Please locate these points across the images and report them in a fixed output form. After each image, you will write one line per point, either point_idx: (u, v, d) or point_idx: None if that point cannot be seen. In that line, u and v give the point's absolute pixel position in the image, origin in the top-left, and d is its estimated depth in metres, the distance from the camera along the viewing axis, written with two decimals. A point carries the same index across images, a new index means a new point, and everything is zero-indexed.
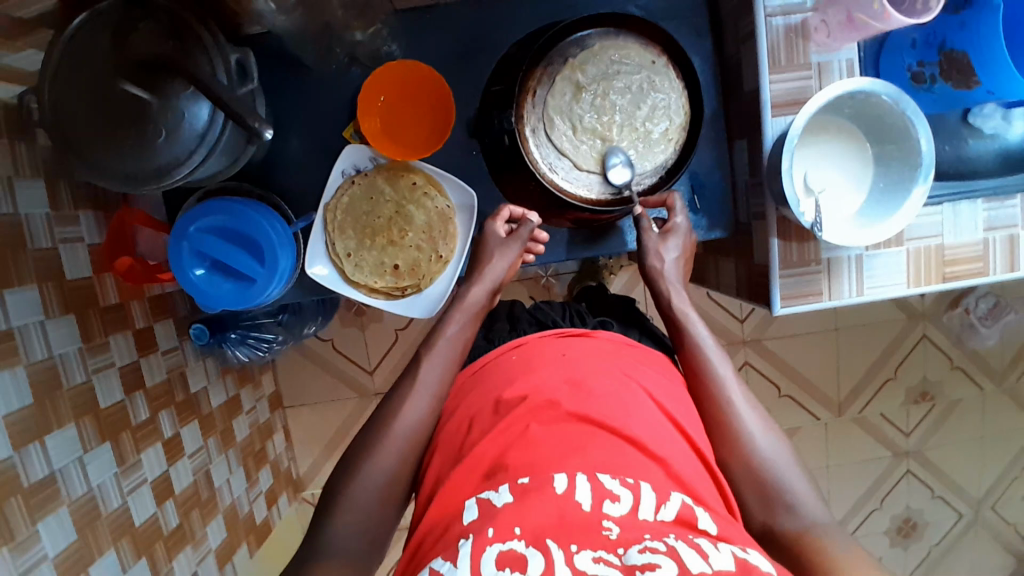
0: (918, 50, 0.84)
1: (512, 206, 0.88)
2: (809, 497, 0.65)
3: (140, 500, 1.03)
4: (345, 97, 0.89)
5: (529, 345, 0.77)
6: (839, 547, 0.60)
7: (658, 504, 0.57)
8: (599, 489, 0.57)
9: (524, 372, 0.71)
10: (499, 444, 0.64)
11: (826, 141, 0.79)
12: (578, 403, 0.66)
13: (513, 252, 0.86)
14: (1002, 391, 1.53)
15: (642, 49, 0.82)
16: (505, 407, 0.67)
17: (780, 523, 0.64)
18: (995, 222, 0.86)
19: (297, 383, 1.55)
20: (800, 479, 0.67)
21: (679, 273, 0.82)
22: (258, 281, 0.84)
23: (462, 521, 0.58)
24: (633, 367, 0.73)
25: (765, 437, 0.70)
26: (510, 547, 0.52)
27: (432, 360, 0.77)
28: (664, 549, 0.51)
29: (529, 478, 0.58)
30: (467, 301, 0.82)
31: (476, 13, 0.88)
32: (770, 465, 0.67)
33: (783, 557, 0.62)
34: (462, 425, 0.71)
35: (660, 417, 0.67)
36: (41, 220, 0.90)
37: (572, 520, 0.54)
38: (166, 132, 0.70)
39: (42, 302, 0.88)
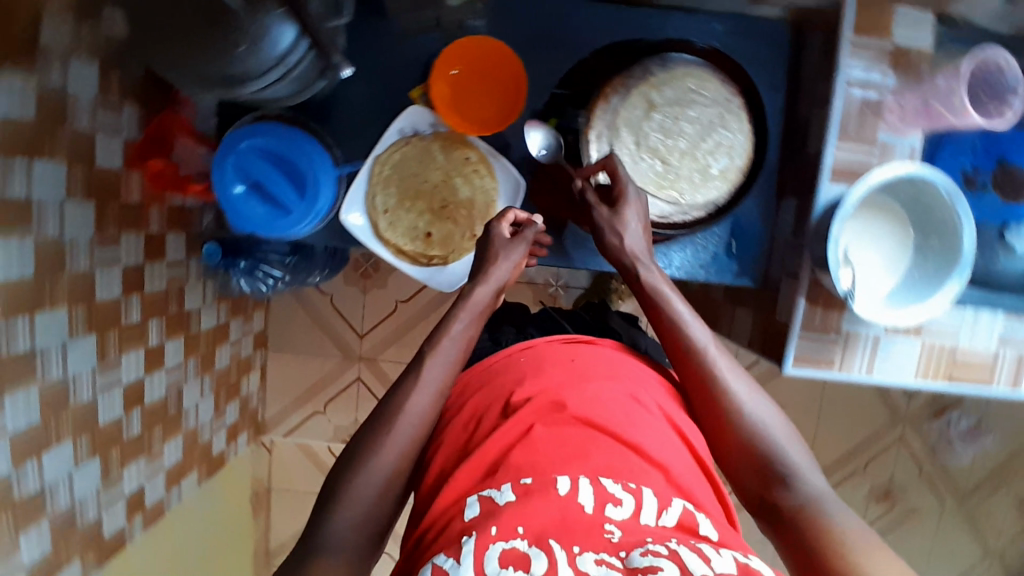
0: (976, 156, 0.87)
1: (517, 209, 0.86)
2: (808, 469, 0.66)
3: (109, 399, 1.04)
4: (421, 58, 0.89)
5: (539, 347, 0.79)
6: (835, 514, 0.61)
7: (661, 509, 0.58)
8: (602, 493, 0.58)
9: (530, 374, 0.72)
10: (503, 440, 0.64)
11: (874, 219, 0.81)
12: (582, 405, 0.66)
13: (519, 253, 0.83)
14: (963, 510, 1.55)
15: (721, 85, 0.83)
16: (512, 405, 0.68)
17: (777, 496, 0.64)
18: (1010, 335, 0.87)
19: (285, 329, 1.54)
20: (794, 449, 0.68)
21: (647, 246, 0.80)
22: (293, 214, 0.84)
23: (462, 518, 0.58)
24: (640, 376, 0.74)
25: (756, 407, 0.70)
26: (513, 546, 0.53)
27: (437, 359, 0.74)
28: (667, 552, 0.51)
29: (531, 478, 0.59)
30: (473, 299, 0.79)
31: (571, 10, 0.88)
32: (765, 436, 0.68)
33: (780, 531, 0.63)
34: (470, 422, 0.72)
35: (668, 430, 0.68)
36: (88, 101, 0.93)
37: (575, 522, 0.55)
38: (246, 44, 0.67)
39: (66, 180, 0.91)
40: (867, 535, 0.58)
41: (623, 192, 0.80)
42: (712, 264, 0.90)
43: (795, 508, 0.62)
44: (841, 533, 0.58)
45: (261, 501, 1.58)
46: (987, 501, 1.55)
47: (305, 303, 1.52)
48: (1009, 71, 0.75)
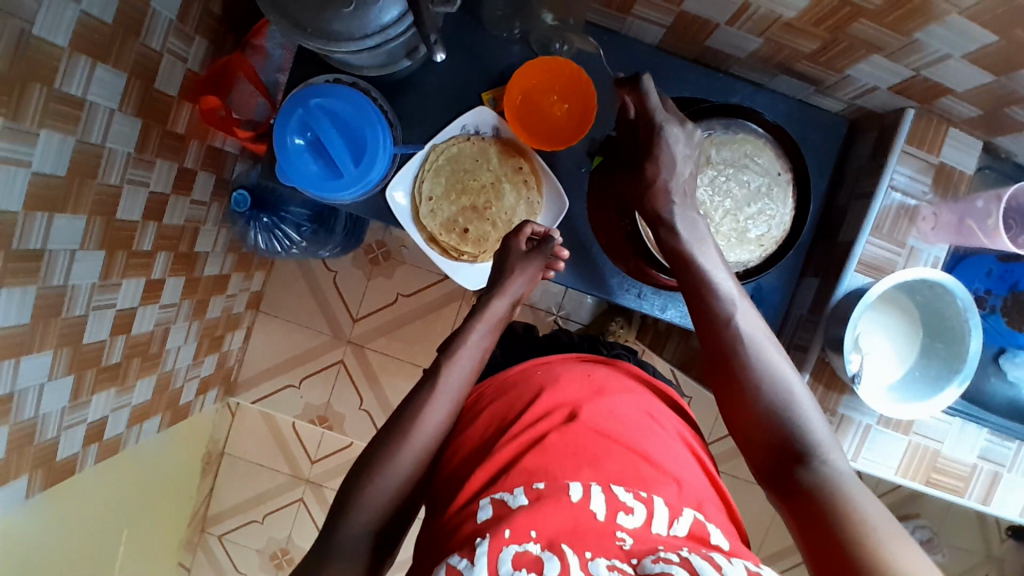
0: (990, 280, 0.93)
1: (533, 225, 0.89)
2: (829, 445, 0.66)
3: (99, 320, 1.02)
4: (501, 65, 0.92)
5: (552, 364, 0.88)
6: (856, 497, 0.61)
7: (672, 518, 0.67)
8: (614, 502, 0.67)
9: (547, 388, 0.82)
10: (520, 445, 0.74)
11: (887, 313, 0.86)
12: (595, 419, 0.77)
13: (534, 268, 0.87)
14: None
15: (774, 159, 0.88)
16: (528, 416, 0.78)
17: (797, 473, 0.65)
18: (989, 453, 0.91)
19: (281, 295, 1.52)
20: (819, 424, 0.68)
21: (683, 201, 0.82)
22: (343, 177, 0.85)
23: (476, 519, 0.66)
24: (650, 401, 0.85)
25: (784, 375, 0.70)
26: (527, 549, 0.61)
27: (453, 366, 0.80)
28: (677, 560, 0.60)
29: (545, 484, 0.68)
30: (489, 313, 0.84)
31: (650, 55, 0.93)
32: (790, 408, 0.68)
33: (798, 506, 0.64)
34: (490, 423, 0.80)
35: (677, 447, 0.79)
36: (164, 23, 0.96)
37: (587, 528, 0.64)
38: (354, 5, 0.71)
39: (123, 92, 0.91)
40: (887, 523, 0.59)
41: (659, 133, 0.82)
42: None
43: (813, 488, 0.63)
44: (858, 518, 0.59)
45: (210, 465, 1.54)
46: None
47: (308, 274, 1.52)
48: None
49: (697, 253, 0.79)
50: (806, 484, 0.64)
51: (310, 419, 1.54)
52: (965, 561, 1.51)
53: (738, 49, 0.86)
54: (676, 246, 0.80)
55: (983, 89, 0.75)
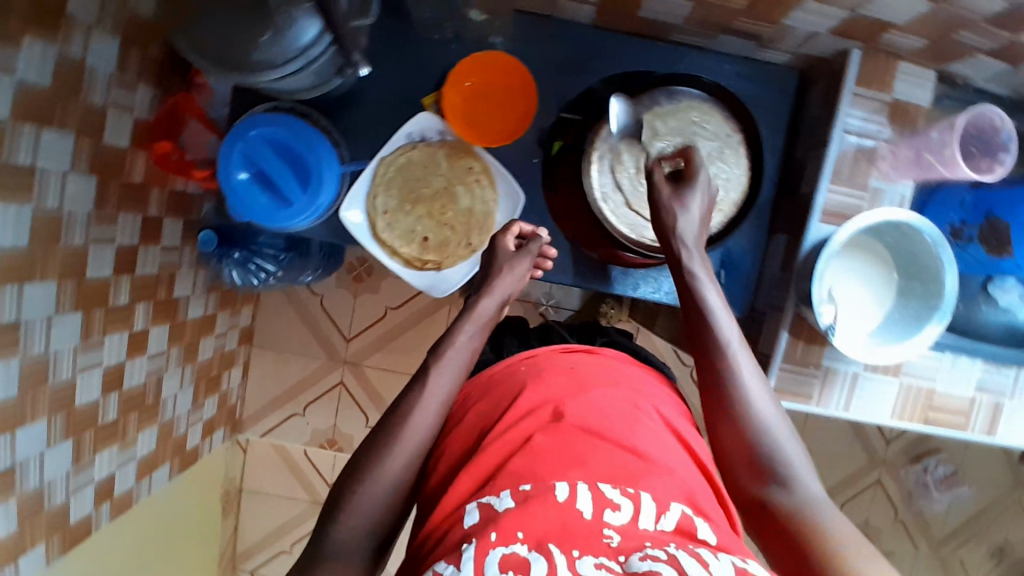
0: (965, 211, 0.90)
1: (521, 223, 0.89)
2: (805, 472, 0.70)
3: (88, 380, 1.03)
4: (437, 68, 0.91)
5: (539, 357, 0.87)
6: (828, 520, 0.66)
7: (659, 513, 0.64)
8: (600, 498, 0.64)
9: (531, 385, 0.79)
10: (505, 448, 0.71)
11: (859, 260, 0.84)
12: (581, 415, 0.74)
13: (524, 265, 0.87)
14: (935, 559, 1.51)
15: (723, 121, 0.86)
16: (513, 416, 0.75)
17: (772, 496, 0.69)
18: (986, 385, 0.90)
19: (272, 326, 1.53)
20: (795, 451, 0.72)
21: (699, 238, 0.81)
22: (294, 206, 0.84)
23: (463, 525, 0.65)
24: (641, 390, 0.82)
25: (764, 406, 0.74)
26: (513, 551, 0.59)
27: (441, 371, 0.79)
28: (664, 557, 0.57)
29: (531, 485, 0.66)
30: (478, 312, 0.83)
31: (585, 34, 0.91)
32: (771, 439, 0.72)
33: (770, 527, 0.68)
34: (475, 425, 0.79)
35: (666, 433, 0.76)
36: (103, 78, 0.94)
37: (574, 528, 0.61)
38: (271, 32, 0.70)
39: (72, 153, 0.91)
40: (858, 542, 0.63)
41: (699, 177, 0.80)
42: None
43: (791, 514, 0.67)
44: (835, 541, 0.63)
45: (230, 502, 1.55)
46: (958, 552, 1.51)
47: (294, 301, 1.52)
48: (1002, 128, 0.77)
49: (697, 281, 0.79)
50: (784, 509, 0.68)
51: (320, 444, 1.55)
52: (992, 490, 1.49)
53: (672, 16, 0.83)
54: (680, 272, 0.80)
55: (923, 18, 0.73)
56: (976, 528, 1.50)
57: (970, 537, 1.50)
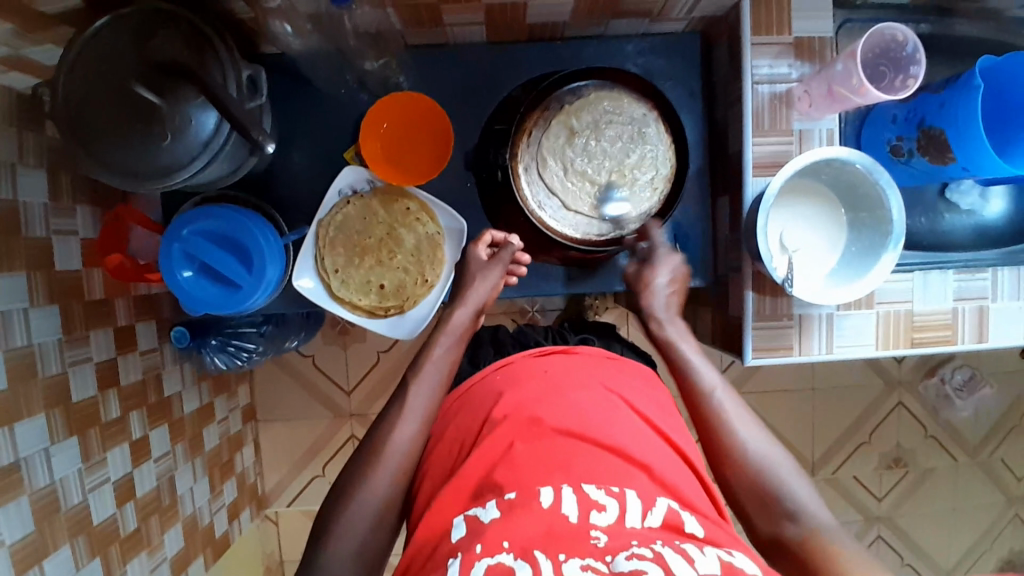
0: (898, 125, 0.88)
1: (494, 231, 0.92)
2: (813, 503, 0.68)
3: (101, 497, 1.02)
4: (351, 118, 0.94)
5: (512, 365, 0.83)
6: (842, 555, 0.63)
7: (645, 510, 0.63)
8: (586, 500, 0.63)
9: (505, 393, 0.77)
10: (486, 461, 0.69)
11: (802, 204, 0.84)
12: (558, 417, 0.72)
13: (494, 276, 0.89)
14: (976, 465, 1.49)
15: (634, 102, 0.88)
16: (491, 427, 0.73)
17: (785, 533, 0.67)
18: (964, 292, 0.90)
19: (272, 397, 1.55)
20: (801, 487, 0.70)
21: (668, 304, 0.87)
22: (243, 288, 0.85)
23: (451, 539, 0.64)
24: (611, 378, 0.81)
25: (762, 446, 0.73)
26: (499, 560, 0.57)
27: (421, 382, 0.81)
28: (651, 555, 0.56)
29: (516, 493, 0.64)
30: (453, 323, 0.86)
31: (482, 54, 0.94)
32: (771, 475, 0.71)
33: (794, 570, 0.65)
34: (453, 449, 0.76)
35: (641, 426, 0.74)
36: (39, 209, 0.93)
37: (562, 532, 0.60)
38: (171, 135, 0.73)
39: (29, 289, 0.90)
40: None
41: (654, 254, 0.90)
42: None
43: (809, 550, 0.65)
44: None
45: None
46: (996, 453, 1.50)
47: (288, 368, 1.54)
48: (907, 42, 0.76)
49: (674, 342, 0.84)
50: (800, 547, 0.66)
51: None
52: (1017, 383, 1.47)
53: (557, 15, 0.85)
54: (657, 334, 0.85)
55: None
56: (1008, 425, 1.49)
57: (1004, 436, 1.49)
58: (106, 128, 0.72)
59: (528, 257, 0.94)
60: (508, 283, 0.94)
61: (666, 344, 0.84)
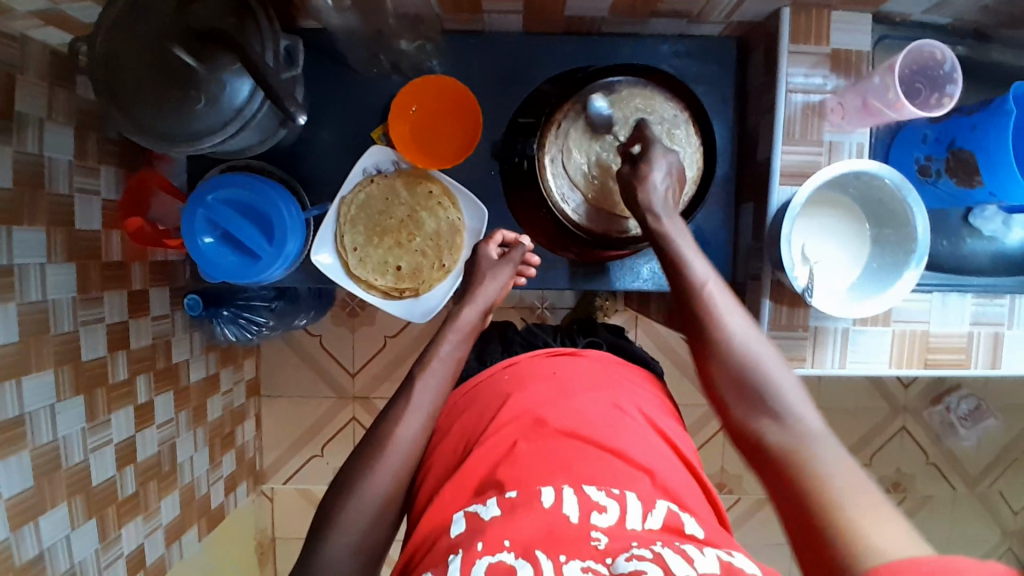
0: (928, 145, 0.89)
1: (504, 230, 0.92)
2: (804, 409, 0.67)
3: (101, 459, 1.02)
4: (382, 99, 0.94)
5: (520, 364, 0.83)
6: (823, 457, 0.61)
7: (645, 513, 0.63)
8: (586, 501, 0.62)
9: (512, 394, 0.77)
10: (490, 457, 0.70)
11: (826, 216, 0.84)
12: (562, 418, 0.72)
13: (504, 275, 0.89)
14: (975, 495, 1.49)
15: (666, 102, 0.88)
16: (495, 426, 0.73)
17: (768, 437, 0.66)
18: (982, 318, 0.89)
19: (277, 374, 1.55)
20: (793, 391, 0.68)
21: (665, 197, 0.81)
22: (262, 259, 0.85)
23: (450, 534, 0.64)
24: (618, 386, 0.80)
25: (757, 349, 0.71)
26: (499, 559, 0.57)
27: (428, 376, 0.80)
28: (650, 556, 0.56)
29: (517, 492, 0.64)
30: (460, 321, 0.85)
31: (517, 44, 0.94)
32: (763, 377, 0.69)
33: (770, 470, 0.64)
34: (458, 444, 0.76)
35: (646, 433, 0.74)
36: (64, 167, 0.94)
37: (561, 532, 0.60)
38: (205, 99, 0.73)
39: (47, 244, 0.91)
40: (861, 486, 0.57)
41: (649, 152, 0.82)
42: None
43: (788, 453, 0.63)
44: (828, 479, 0.58)
45: (265, 553, 1.56)
46: (996, 485, 1.49)
47: (295, 346, 1.54)
48: (945, 61, 0.75)
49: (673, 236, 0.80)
50: (781, 449, 0.64)
51: None
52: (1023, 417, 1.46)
53: (595, 9, 0.84)
54: (654, 228, 0.80)
55: None
56: (1011, 457, 1.48)
57: (1005, 468, 1.48)
58: (140, 89, 0.72)
59: (537, 256, 0.95)
60: (517, 284, 0.94)
61: (662, 237, 0.80)
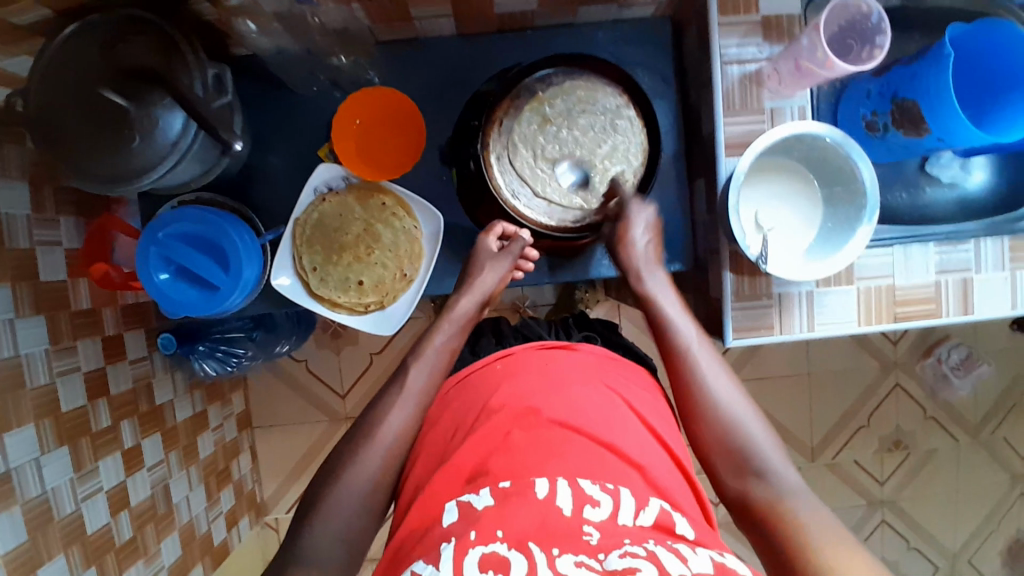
0: (873, 100, 0.88)
1: (504, 223, 0.90)
2: (783, 467, 0.70)
3: (94, 507, 1.02)
4: (326, 117, 0.95)
5: (514, 356, 0.80)
6: (806, 513, 0.65)
7: (638, 508, 0.62)
8: (580, 495, 0.62)
9: (504, 381, 0.76)
10: (481, 448, 0.68)
11: (778, 181, 0.84)
12: (556, 409, 0.71)
13: (503, 266, 0.89)
14: (978, 444, 1.48)
15: (607, 91, 0.88)
16: (485, 417, 0.72)
17: (752, 491, 0.69)
18: (947, 265, 0.89)
19: (267, 404, 1.55)
20: (771, 449, 0.71)
21: (647, 256, 0.87)
22: (221, 288, 0.85)
23: (442, 524, 0.62)
24: (613, 377, 0.79)
25: (736, 405, 0.75)
26: (493, 550, 0.56)
27: (420, 365, 0.81)
28: (645, 554, 0.55)
29: (510, 482, 0.63)
30: (456, 311, 0.86)
31: (452, 48, 0.94)
32: (744, 435, 0.72)
33: (759, 524, 0.66)
34: (449, 430, 0.76)
35: (639, 428, 0.73)
36: (22, 221, 0.93)
37: (555, 526, 0.59)
38: (139, 137, 0.73)
39: (13, 300, 0.91)
40: (846, 547, 0.60)
41: (626, 210, 0.88)
42: None
43: (775, 510, 0.66)
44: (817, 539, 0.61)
45: None
46: (999, 431, 1.48)
47: (283, 374, 1.54)
48: (871, 13, 0.75)
49: (655, 291, 0.85)
50: (767, 505, 0.67)
51: None
52: (1015, 360, 1.45)
53: (525, 3, 0.85)
54: (636, 291, 0.86)
55: None
56: (1010, 402, 1.47)
57: (1006, 413, 1.47)
58: (75, 135, 0.73)
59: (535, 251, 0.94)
60: (515, 278, 0.94)
61: (648, 299, 0.85)
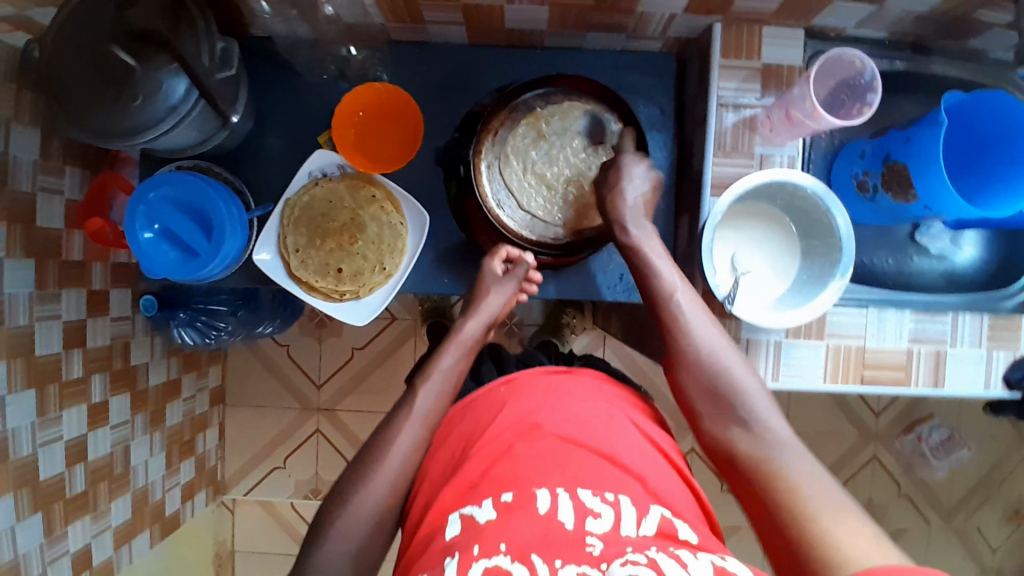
0: (866, 160, 0.88)
1: (509, 246, 0.90)
2: (769, 414, 0.73)
3: (50, 454, 1.02)
4: (331, 106, 0.97)
5: (518, 379, 0.77)
6: (791, 468, 0.67)
7: (639, 518, 0.61)
8: (581, 506, 0.61)
9: (507, 402, 0.74)
10: (485, 459, 0.67)
11: (757, 228, 0.85)
12: (558, 422, 0.70)
13: (509, 289, 0.89)
14: (950, 529, 1.44)
15: (603, 116, 0.90)
16: (487, 437, 0.70)
17: (737, 442, 0.72)
18: (921, 334, 0.87)
19: (242, 383, 1.56)
20: (757, 397, 0.74)
21: (636, 210, 0.85)
22: (201, 257, 0.87)
23: (446, 536, 0.61)
24: (620, 399, 0.78)
25: (724, 352, 0.76)
26: (496, 564, 0.56)
27: (428, 389, 0.79)
28: (645, 561, 0.53)
29: (513, 493, 0.62)
30: (464, 335, 0.85)
31: (462, 56, 0.97)
32: (728, 381, 0.75)
33: (742, 474, 0.70)
34: (456, 447, 0.73)
35: (642, 439, 0.72)
36: (28, 166, 0.95)
37: (557, 538, 0.58)
38: (141, 97, 0.76)
39: (5, 240, 0.92)
40: (828, 497, 0.63)
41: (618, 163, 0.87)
42: (618, 284, 0.97)
43: (759, 463, 0.69)
44: (801, 491, 0.64)
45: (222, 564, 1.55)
46: (972, 519, 1.44)
47: (264, 356, 1.55)
48: (864, 71, 0.77)
49: (644, 246, 0.83)
50: (749, 454, 0.70)
51: (305, 494, 1.56)
52: (995, 449, 1.42)
53: (535, 22, 0.87)
54: (623, 241, 0.85)
55: None
56: (987, 490, 1.44)
57: (982, 501, 1.44)
58: (81, 88, 0.75)
59: (540, 275, 0.94)
60: (520, 300, 0.93)
61: (635, 251, 0.83)
